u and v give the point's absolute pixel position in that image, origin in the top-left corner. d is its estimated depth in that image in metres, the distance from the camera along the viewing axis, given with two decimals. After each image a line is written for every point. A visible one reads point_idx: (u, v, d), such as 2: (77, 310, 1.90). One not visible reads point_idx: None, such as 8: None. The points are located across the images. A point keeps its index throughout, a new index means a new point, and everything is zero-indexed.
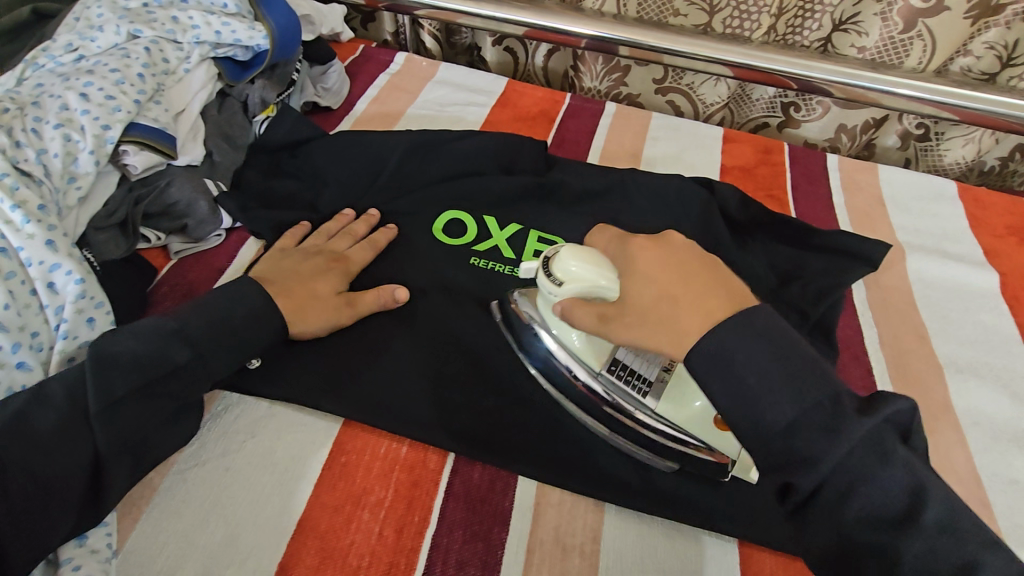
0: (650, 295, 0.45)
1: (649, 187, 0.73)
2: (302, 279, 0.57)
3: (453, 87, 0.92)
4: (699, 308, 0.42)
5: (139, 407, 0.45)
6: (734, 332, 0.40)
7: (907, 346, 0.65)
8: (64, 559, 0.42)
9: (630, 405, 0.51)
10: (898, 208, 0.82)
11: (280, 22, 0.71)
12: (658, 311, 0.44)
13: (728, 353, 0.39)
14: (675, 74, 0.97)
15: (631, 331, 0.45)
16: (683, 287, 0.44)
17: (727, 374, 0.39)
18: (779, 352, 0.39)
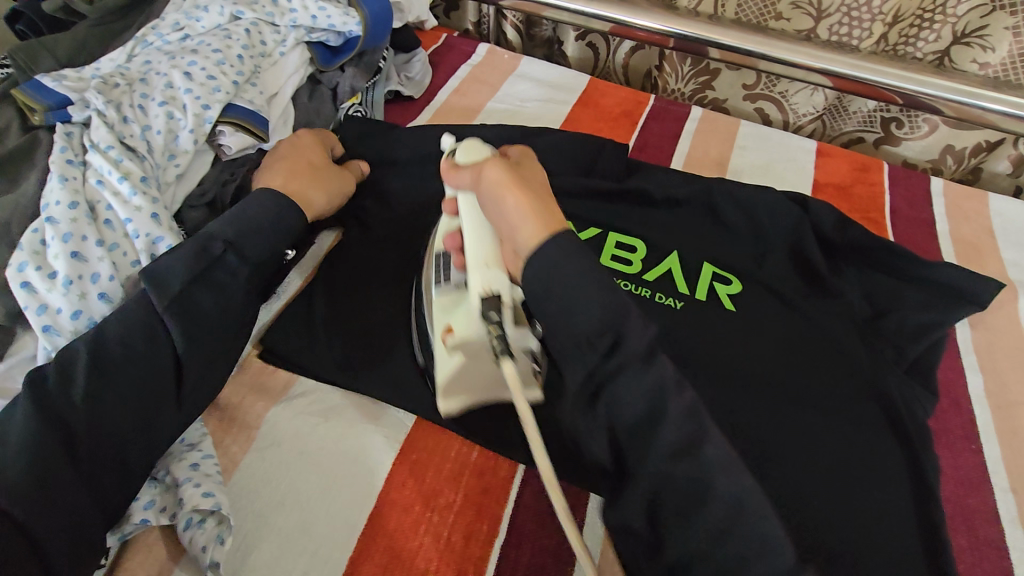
0: (528, 181, 0.47)
1: (740, 199, 0.69)
2: (300, 160, 0.59)
3: (534, 82, 0.90)
4: (538, 213, 0.44)
5: (200, 315, 0.46)
6: (563, 247, 0.42)
7: (1016, 396, 0.59)
8: (184, 478, 0.45)
9: (424, 305, 0.51)
10: (1010, 242, 0.75)
11: (373, 8, 0.70)
12: (530, 195, 0.44)
13: (550, 256, 0.42)
14: (768, 81, 0.92)
15: (494, 203, 0.45)
16: (543, 193, 0.47)
17: (545, 279, 0.42)
18: (572, 255, 0.42)
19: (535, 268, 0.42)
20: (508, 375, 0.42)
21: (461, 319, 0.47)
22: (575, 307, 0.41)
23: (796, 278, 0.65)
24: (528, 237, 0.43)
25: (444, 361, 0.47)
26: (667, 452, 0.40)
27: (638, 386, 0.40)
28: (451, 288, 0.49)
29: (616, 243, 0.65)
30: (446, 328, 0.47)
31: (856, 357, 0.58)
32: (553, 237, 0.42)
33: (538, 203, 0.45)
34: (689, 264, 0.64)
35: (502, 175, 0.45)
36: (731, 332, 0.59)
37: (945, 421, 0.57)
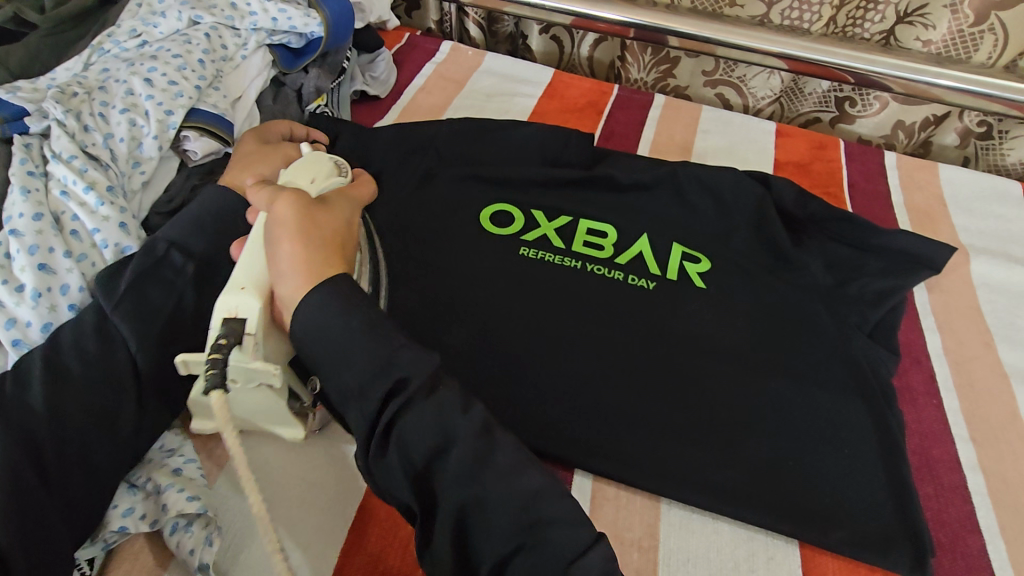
0: (319, 226, 0.46)
1: (703, 180, 0.71)
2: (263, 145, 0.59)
3: (499, 77, 0.91)
4: (314, 261, 0.44)
5: (160, 318, 0.47)
6: (328, 295, 0.42)
7: (972, 351, 0.62)
8: (167, 484, 0.44)
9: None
10: (960, 209, 0.79)
11: (334, 9, 0.71)
12: (313, 240, 0.45)
13: (319, 304, 0.42)
14: (726, 66, 0.95)
15: (276, 243, 0.45)
16: (331, 241, 0.46)
17: (312, 331, 0.42)
18: (346, 308, 0.42)
19: (302, 320, 0.42)
20: (214, 404, 0.39)
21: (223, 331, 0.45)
22: (349, 355, 0.41)
23: (762, 253, 0.67)
24: (292, 288, 0.43)
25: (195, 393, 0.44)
26: (461, 474, 0.40)
27: (424, 421, 0.41)
28: None
29: (587, 230, 0.67)
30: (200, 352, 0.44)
31: (821, 325, 0.60)
32: (316, 288, 0.42)
33: (320, 246, 0.45)
34: (658, 246, 0.66)
35: (292, 220, 0.45)
36: (702, 308, 0.61)
37: (907, 379, 0.59)
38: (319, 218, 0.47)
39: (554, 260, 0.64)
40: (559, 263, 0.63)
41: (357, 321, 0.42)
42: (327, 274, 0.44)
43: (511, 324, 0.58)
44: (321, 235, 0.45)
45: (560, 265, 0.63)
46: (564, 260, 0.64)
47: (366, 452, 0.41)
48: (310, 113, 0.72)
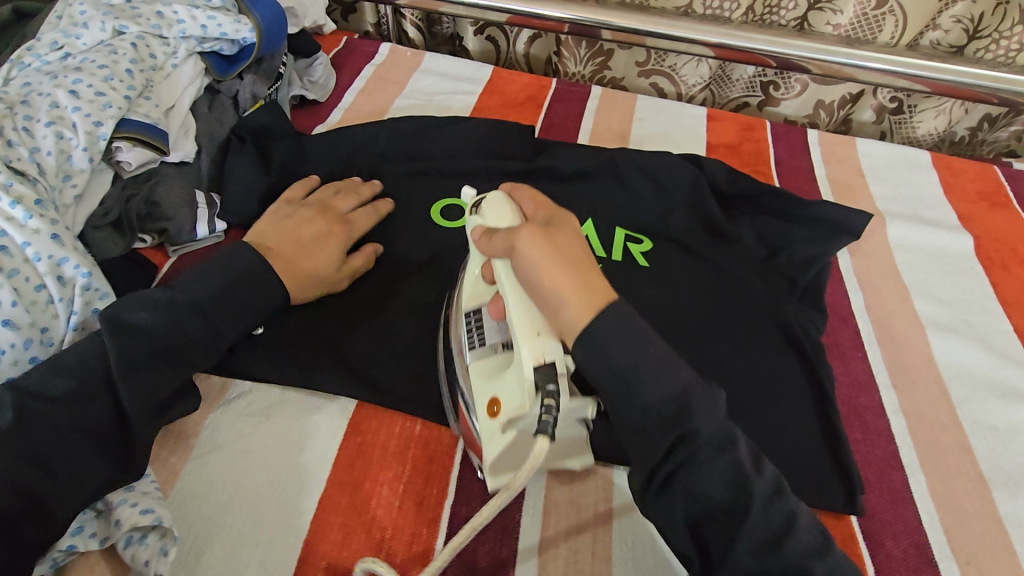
0: (564, 247, 0.43)
1: (641, 164, 0.74)
2: (302, 246, 0.58)
3: (439, 76, 0.93)
4: (590, 282, 0.41)
5: (155, 372, 0.46)
6: (615, 317, 0.40)
7: (892, 307, 0.67)
8: (119, 500, 0.44)
9: (457, 357, 0.50)
10: (877, 178, 0.85)
11: (266, 15, 0.71)
12: (571, 257, 0.42)
13: (605, 333, 0.39)
14: (658, 57, 0.99)
15: (536, 268, 0.42)
16: (587, 265, 0.43)
17: (596, 355, 0.40)
18: (631, 339, 0.40)
19: (588, 349, 0.40)
20: (540, 453, 0.38)
21: (510, 391, 0.43)
22: (636, 384, 0.39)
23: (701, 229, 0.70)
24: (573, 316, 0.40)
25: (492, 432, 0.44)
26: (757, 548, 0.39)
27: (710, 475, 0.39)
28: (495, 355, 0.47)
29: None
30: (493, 402, 0.44)
31: (756, 292, 0.64)
32: (602, 313, 0.40)
33: (589, 274, 0.42)
34: (603, 230, 0.69)
35: (549, 255, 0.42)
36: (645, 284, 0.64)
37: (834, 336, 0.64)
38: (563, 238, 0.44)
39: None
40: None
41: (653, 343, 0.40)
42: (603, 292, 0.41)
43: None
44: (575, 255, 0.42)
45: None
46: None
47: (645, 493, 0.41)
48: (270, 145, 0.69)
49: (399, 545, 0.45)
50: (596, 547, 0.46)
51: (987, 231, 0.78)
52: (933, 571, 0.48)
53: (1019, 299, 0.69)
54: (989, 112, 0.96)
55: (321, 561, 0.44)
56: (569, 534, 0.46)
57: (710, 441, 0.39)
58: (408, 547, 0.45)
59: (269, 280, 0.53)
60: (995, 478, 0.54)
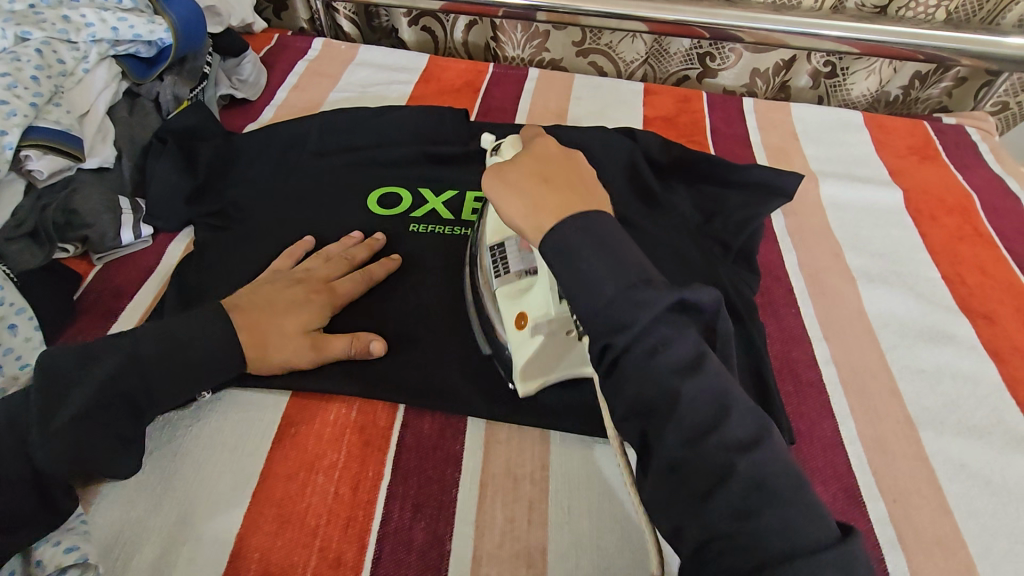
0: (522, 175, 0.45)
1: (575, 140, 0.75)
2: (270, 312, 0.52)
3: (375, 68, 0.92)
4: (544, 201, 0.43)
5: (93, 436, 0.43)
6: (573, 228, 0.40)
7: (824, 263, 0.69)
8: (41, 540, 0.42)
9: (486, 297, 0.53)
10: (811, 140, 0.86)
11: (181, 14, 0.70)
12: (537, 180, 0.44)
13: (565, 241, 0.40)
14: (593, 35, 1.00)
15: (511, 198, 0.45)
16: (557, 180, 0.44)
17: (564, 258, 0.40)
18: (604, 244, 0.39)
19: (549, 248, 0.41)
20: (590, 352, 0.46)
21: (539, 303, 0.49)
22: (598, 279, 0.39)
23: (637, 199, 0.70)
24: (537, 222, 0.43)
25: (522, 340, 0.49)
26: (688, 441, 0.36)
27: (653, 369, 0.37)
28: (518, 279, 0.51)
29: (474, 200, 0.68)
30: (521, 316, 0.50)
31: (690, 257, 0.65)
32: (559, 224, 0.41)
33: (563, 188, 0.44)
34: None
35: (521, 178, 0.45)
36: None
37: (768, 294, 0.65)
38: (533, 164, 0.46)
39: (443, 232, 0.64)
40: (446, 234, 0.64)
41: (609, 242, 0.40)
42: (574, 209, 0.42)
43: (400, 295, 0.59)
44: (542, 177, 0.44)
45: (447, 236, 0.64)
46: (451, 232, 0.64)
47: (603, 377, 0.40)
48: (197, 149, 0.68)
49: (334, 529, 0.45)
50: (532, 514, 0.47)
51: (917, 183, 0.80)
52: (862, 511, 0.50)
53: (946, 247, 0.71)
54: (919, 70, 0.98)
55: (255, 551, 0.44)
56: (506, 504, 0.47)
57: (711, 426, 0.36)
58: (343, 530, 0.45)
59: (231, 351, 0.49)
60: (922, 418, 0.55)
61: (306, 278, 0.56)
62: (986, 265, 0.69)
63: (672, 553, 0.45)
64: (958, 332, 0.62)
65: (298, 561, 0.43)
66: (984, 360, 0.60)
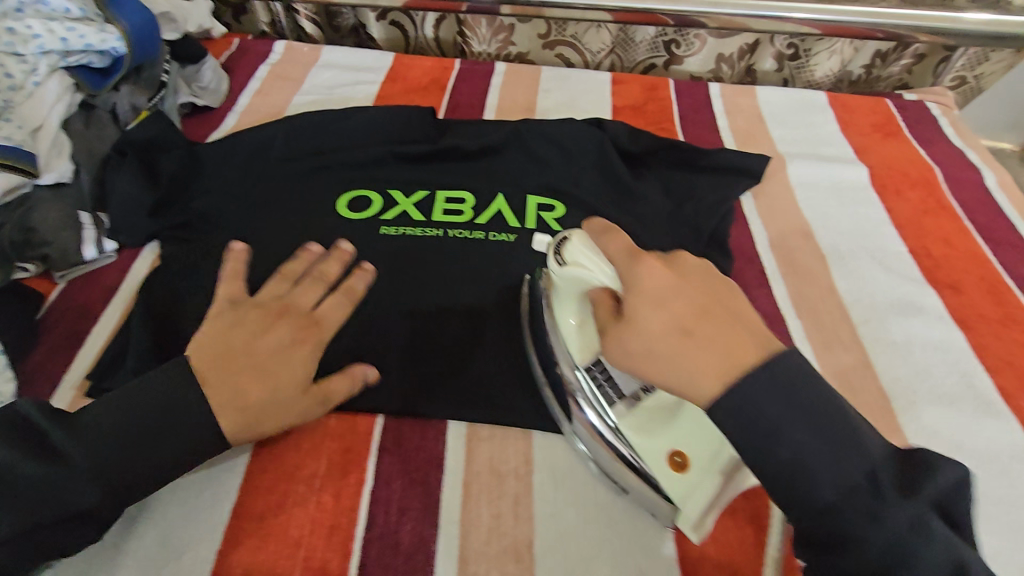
0: (663, 317, 0.37)
1: (545, 133, 0.74)
2: (265, 359, 0.47)
3: (340, 69, 0.91)
4: (709, 359, 0.35)
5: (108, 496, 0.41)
6: (763, 382, 0.34)
7: (795, 243, 0.70)
8: None
9: (587, 405, 0.47)
10: (777, 123, 0.87)
11: (133, 22, 0.69)
12: (696, 332, 0.36)
13: (750, 400, 0.34)
14: (558, 27, 0.99)
15: (660, 368, 0.37)
16: (699, 323, 0.36)
17: (738, 412, 0.34)
18: (792, 394, 0.34)
19: (726, 414, 0.34)
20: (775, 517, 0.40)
21: (693, 441, 0.43)
22: (785, 434, 0.34)
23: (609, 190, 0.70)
24: (699, 391, 0.35)
25: (687, 486, 0.42)
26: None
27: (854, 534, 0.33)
28: (639, 401, 0.45)
29: (445, 199, 0.67)
30: (674, 453, 0.43)
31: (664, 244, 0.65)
32: (750, 372, 0.34)
33: (721, 340, 0.36)
34: (512, 200, 0.67)
35: (657, 336, 0.37)
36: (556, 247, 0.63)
37: (742, 277, 0.66)
38: (662, 288, 0.38)
39: (416, 232, 0.63)
40: (419, 235, 0.63)
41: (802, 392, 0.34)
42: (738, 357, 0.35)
43: None
44: (686, 312, 0.37)
45: (423, 237, 0.63)
46: (424, 231, 0.63)
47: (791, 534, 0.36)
48: (158, 159, 0.67)
49: (317, 538, 0.44)
50: (517, 509, 0.47)
51: (881, 160, 0.81)
52: None
53: (912, 221, 0.73)
54: (879, 49, 1.00)
55: (237, 567, 0.43)
56: (490, 501, 0.47)
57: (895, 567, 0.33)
58: (328, 538, 0.44)
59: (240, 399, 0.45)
60: (895, 390, 0.57)
61: (285, 316, 0.51)
62: (951, 237, 0.71)
63: (657, 541, 0.46)
64: (926, 303, 0.64)
65: (282, 573, 0.43)
66: (952, 329, 0.61)
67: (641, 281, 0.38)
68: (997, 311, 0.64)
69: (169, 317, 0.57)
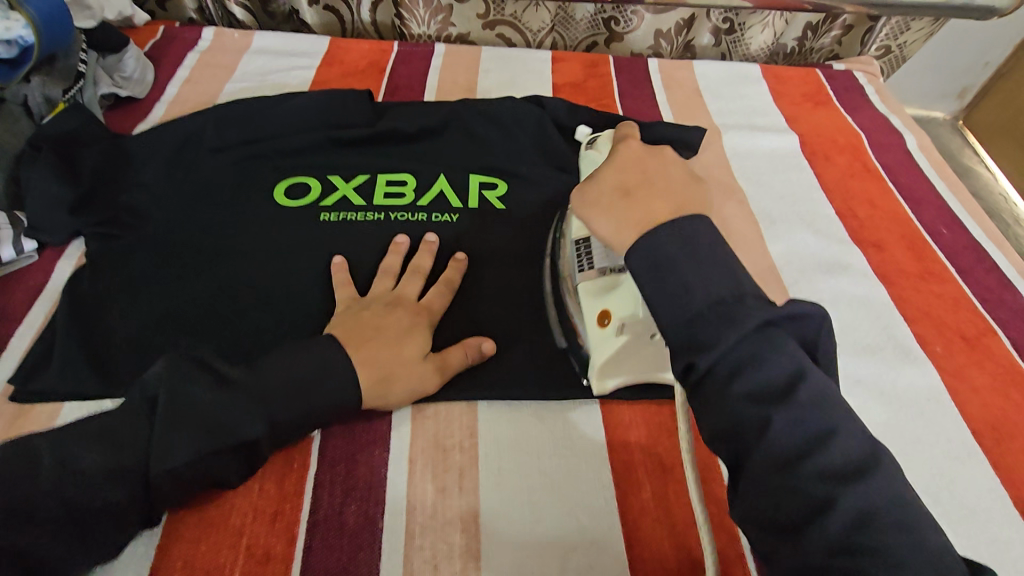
0: (647, 194, 0.46)
1: (484, 113, 0.74)
2: (386, 337, 0.49)
3: (273, 55, 0.88)
4: (642, 215, 0.45)
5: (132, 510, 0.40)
6: (672, 228, 0.39)
7: (730, 210, 0.72)
8: None
9: (566, 279, 0.54)
10: (713, 96, 0.89)
11: (40, 7, 0.64)
12: (655, 197, 0.46)
13: (650, 249, 0.39)
14: (497, 7, 0.99)
15: (608, 215, 0.47)
16: (642, 194, 0.47)
17: (652, 270, 0.39)
18: (688, 244, 0.39)
19: (637, 254, 0.40)
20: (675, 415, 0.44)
21: (623, 304, 0.48)
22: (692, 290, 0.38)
23: (550, 165, 0.70)
24: (620, 240, 0.46)
25: (605, 340, 0.49)
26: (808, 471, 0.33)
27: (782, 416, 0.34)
28: (602, 276, 0.50)
29: (385, 182, 0.66)
30: (603, 314, 0.49)
31: None
32: (664, 224, 0.40)
33: (649, 201, 0.46)
34: (454, 179, 0.67)
35: (602, 195, 0.48)
36: (498, 225, 0.63)
37: None
38: (636, 167, 0.50)
39: (356, 217, 0.62)
40: (359, 219, 0.62)
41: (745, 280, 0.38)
42: (656, 215, 0.45)
43: (279, 279, 0.57)
44: (641, 183, 0.47)
45: (362, 221, 0.62)
46: (364, 216, 0.63)
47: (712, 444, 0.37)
48: (78, 153, 0.64)
49: (260, 525, 0.44)
50: (462, 481, 0.48)
51: (812, 128, 0.84)
52: None
53: (840, 185, 0.76)
54: (810, 21, 1.03)
55: (178, 559, 0.43)
56: (436, 476, 0.48)
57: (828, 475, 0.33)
58: (271, 525, 0.44)
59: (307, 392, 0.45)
60: None
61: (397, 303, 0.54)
62: (875, 199, 0.74)
63: (600, 499, 0.47)
64: (852, 261, 0.67)
65: (226, 562, 0.43)
66: (875, 284, 0.65)
67: (618, 158, 0.51)
68: (917, 266, 0.67)
69: (99, 313, 0.55)
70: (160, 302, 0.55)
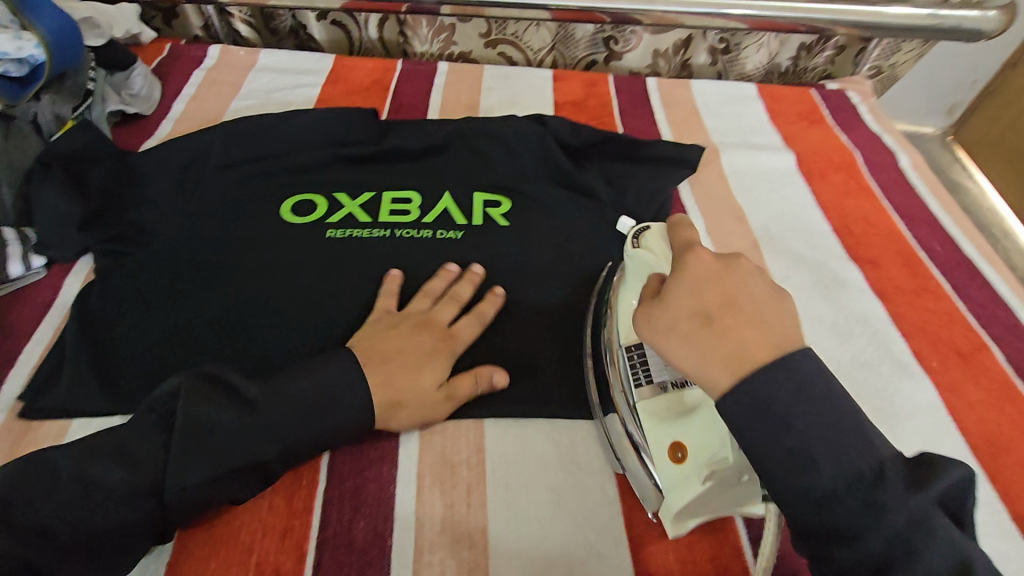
0: (730, 318, 0.38)
1: (488, 131, 0.75)
2: (403, 356, 0.51)
3: (278, 73, 0.89)
4: (737, 352, 0.37)
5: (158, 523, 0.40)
6: (769, 368, 0.36)
7: (729, 228, 0.73)
8: None
9: (618, 392, 0.49)
10: (710, 114, 0.91)
11: (52, 26, 0.66)
12: (741, 313, 0.38)
13: (760, 395, 0.35)
14: (498, 26, 1.01)
15: (686, 350, 0.39)
16: (727, 314, 0.38)
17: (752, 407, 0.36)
18: (803, 390, 0.35)
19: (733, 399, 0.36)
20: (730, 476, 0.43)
21: (701, 439, 0.44)
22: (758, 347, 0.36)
23: (553, 182, 0.71)
24: (714, 380, 0.37)
25: (681, 479, 0.44)
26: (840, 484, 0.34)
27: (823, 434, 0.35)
28: (666, 392, 0.47)
29: (391, 200, 0.67)
30: (677, 447, 0.45)
31: (606, 226, 0.67)
32: (764, 369, 0.36)
33: (742, 330, 0.38)
34: (458, 197, 0.68)
35: (679, 317, 0.40)
36: (502, 242, 0.64)
37: None
38: (712, 279, 0.40)
39: (362, 235, 0.63)
40: (365, 236, 0.63)
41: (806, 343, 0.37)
42: (749, 352, 0.37)
43: (286, 296, 0.58)
44: (717, 298, 0.39)
45: (369, 239, 0.63)
46: (370, 233, 0.63)
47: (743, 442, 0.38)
48: (86, 170, 0.65)
49: (270, 542, 0.45)
50: (470, 498, 0.48)
51: (807, 146, 0.86)
52: None
53: (835, 203, 0.78)
54: (804, 42, 1.06)
55: None
56: (444, 492, 0.48)
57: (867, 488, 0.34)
58: (280, 541, 0.45)
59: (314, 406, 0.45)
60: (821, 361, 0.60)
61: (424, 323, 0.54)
62: (870, 217, 0.76)
63: (607, 515, 0.48)
64: (848, 278, 0.68)
65: None
66: (871, 299, 0.66)
67: (688, 272, 0.41)
68: (912, 282, 0.69)
69: (107, 329, 0.56)
70: (168, 318, 0.56)
